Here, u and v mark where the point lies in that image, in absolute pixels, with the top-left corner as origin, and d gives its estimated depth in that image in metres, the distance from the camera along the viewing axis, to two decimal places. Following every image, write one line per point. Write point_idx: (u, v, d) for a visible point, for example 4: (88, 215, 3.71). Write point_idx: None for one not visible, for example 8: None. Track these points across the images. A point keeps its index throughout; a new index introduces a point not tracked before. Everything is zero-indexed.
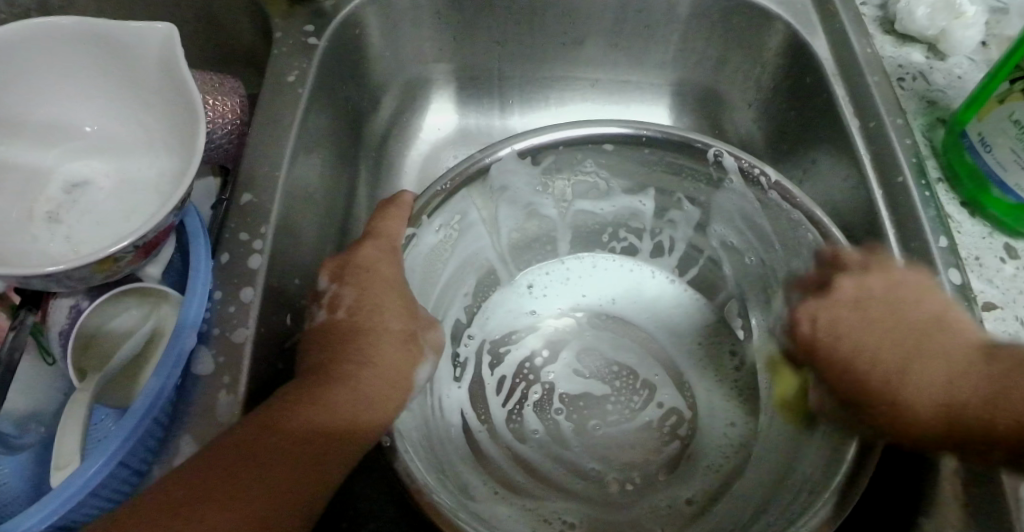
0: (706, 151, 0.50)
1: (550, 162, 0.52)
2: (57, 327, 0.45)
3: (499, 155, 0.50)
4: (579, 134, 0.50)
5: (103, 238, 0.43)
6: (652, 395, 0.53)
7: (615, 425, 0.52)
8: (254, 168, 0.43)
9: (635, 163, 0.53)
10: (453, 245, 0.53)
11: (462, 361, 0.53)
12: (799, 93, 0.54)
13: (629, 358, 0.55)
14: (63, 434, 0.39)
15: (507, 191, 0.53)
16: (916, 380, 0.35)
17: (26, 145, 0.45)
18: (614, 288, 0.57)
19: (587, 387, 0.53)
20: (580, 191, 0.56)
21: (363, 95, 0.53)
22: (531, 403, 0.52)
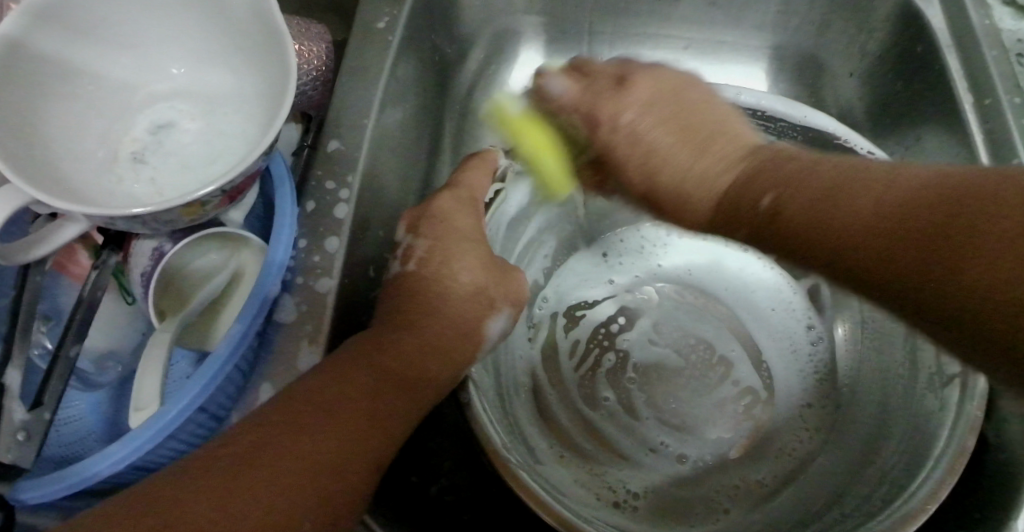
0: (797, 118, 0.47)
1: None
2: (138, 269, 0.43)
3: None
4: None
5: (186, 181, 0.42)
6: (729, 371, 0.51)
7: (690, 400, 0.50)
8: (342, 116, 0.42)
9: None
10: (535, 207, 0.51)
11: (536, 322, 0.52)
12: (909, 63, 0.50)
13: (707, 332, 0.53)
14: (144, 373, 0.39)
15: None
16: (852, 198, 0.31)
17: (115, 84, 0.45)
18: (691, 258, 0.55)
19: (662, 358, 0.51)
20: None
21: (449, 47, 0.51)
22: (605, 369, 0.51)
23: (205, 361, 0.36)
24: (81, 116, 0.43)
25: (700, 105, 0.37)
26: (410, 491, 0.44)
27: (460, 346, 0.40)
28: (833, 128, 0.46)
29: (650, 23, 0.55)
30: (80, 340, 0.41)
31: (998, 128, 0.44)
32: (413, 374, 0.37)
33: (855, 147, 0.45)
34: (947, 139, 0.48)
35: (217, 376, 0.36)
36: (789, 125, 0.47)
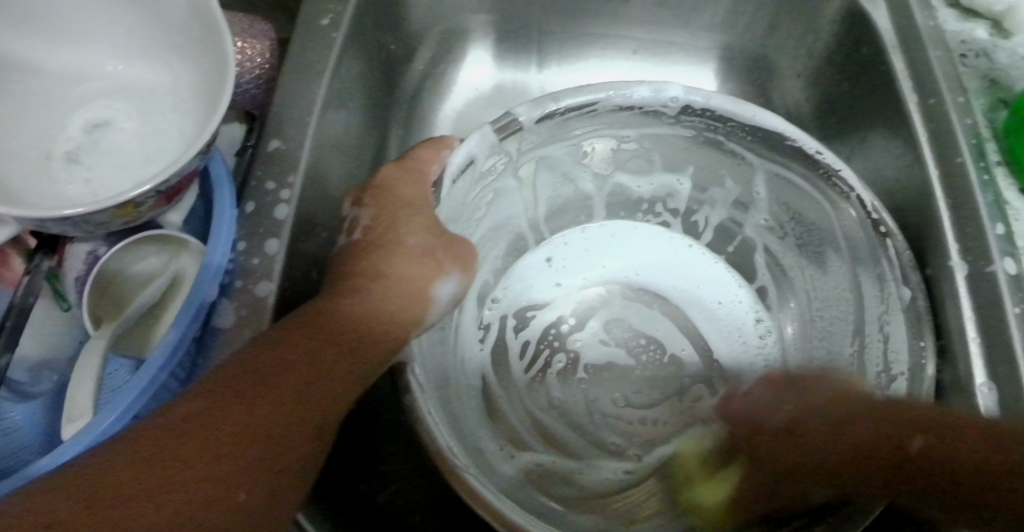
0: (747, 117, 0.46)
1: (594, 124, 0.49)
2: (75, 274, 0.44)
3: (542, 112, 0.47)
4: (620, 96, 0.47)
5: (122, 181, 0.41)
6: (679, 371, 0.52)
7: (640, 399, 0.51)
8: (283, 115, 0.41)
9: (683, 136, 0.50)
10: (484, 203, 0.50)
11: (485, 325, 0.51)
12: (854, 63, 0.51)
13: (657, 330, 0.53)
14: (77, 383, 0.38)
15: (546, 149, 0.50)
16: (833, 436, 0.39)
17: (45, 80, 0.43)
18: (640, 258, 0.54)
19: (612, 357, 0.52)
20: (622, 158, 0.53)
21: (398, 45, 0.51)
22: (554, 372, 0.51)
23: (138, 371, 0.35)
24: (8, 114, 0.41)
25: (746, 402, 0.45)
26: (359, 499, 0.43)
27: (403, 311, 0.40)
28: (785, 130, 0.46)
29: (601, 21, 0.55)
30: (10, 349, 0.39)
31: (940, 128, 0.45)
32: (341, 373, 0.35)
33: (804, 147, 0.46)
34: (891, 137, 0.49)
35: (150, 385, 0.35)
36: (739, 125, 0.47)
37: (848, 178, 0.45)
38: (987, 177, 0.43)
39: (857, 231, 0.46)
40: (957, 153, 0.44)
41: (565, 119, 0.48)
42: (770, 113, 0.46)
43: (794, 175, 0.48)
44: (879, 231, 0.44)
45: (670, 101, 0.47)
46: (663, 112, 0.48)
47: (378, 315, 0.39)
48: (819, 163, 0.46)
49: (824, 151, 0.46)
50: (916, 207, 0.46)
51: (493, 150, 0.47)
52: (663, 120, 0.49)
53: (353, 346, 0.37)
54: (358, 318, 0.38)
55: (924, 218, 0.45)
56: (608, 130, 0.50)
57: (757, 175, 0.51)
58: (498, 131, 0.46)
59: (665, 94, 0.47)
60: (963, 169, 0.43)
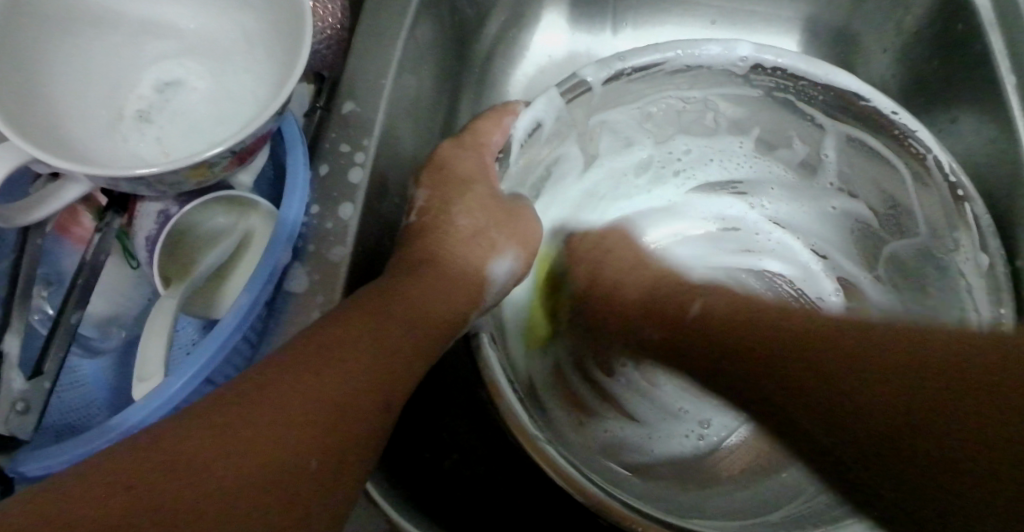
0: (819, 78, 0.44)
1: (662, 86, 0.47)
2: (143, 233, 0.42)
3: (607, 73, 0.45)
4: (688, 54, 0.45)
5: (194, 141, 0.41)
6: None
7: None
8: (357, 78, 0.40)
9: (751, 97, 0.48)
10: (550, 172, 0.50)
11: None
12: (947, 38, 0.48)
13: None
14: (149, 342, 0.38)
15: (607, 116, 0.48)
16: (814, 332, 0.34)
17: (119, 38, 0.43)
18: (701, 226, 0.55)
19: None
20: (686, 122, 0.51)
21: (471, 8, 0.49)
22: None
23: (212, 329, 0.35)
24: (83, 71, 0.41)
25: (726, 313, 0.37)
26: (424, 467, 0.43)
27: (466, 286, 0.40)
28: (859, 91, 0.44)
29: None
30: (81, 307, 0.40)
31: None
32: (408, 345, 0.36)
33: (879, 108, 0.44)
34: (985, 118, 0.46)
35: (224, 346, 0.35)
36: (811, 84, 0.45)
37: (925, 138, 0.43)
38: None
39: (937, 211, 0.44)
40: None
41: (632, 81, 0.46)
42: (841, 72, 0.44)
43: (870, 140, 0.46)
44: (956, 195, 0.42)
45: (740, 61, 0.45)
46: (732, 72, 0.46)
47: (443, 290, 0.39)
48: (895, 124, 0.44)
49: (900, 112, 0.44)
50: (1010, 192, 0.44)
51: (558, 114, 0.45)
52: (732, 80, 0.47)
53: (417, 323, 0.36)
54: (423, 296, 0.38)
55: (1017, 205, 0.43)
56: (678, 95, 0.49)
57: (827, 137, 0.48)
58: (564, 93, 0.44)
59: (734, 52, 0.45)
60: None
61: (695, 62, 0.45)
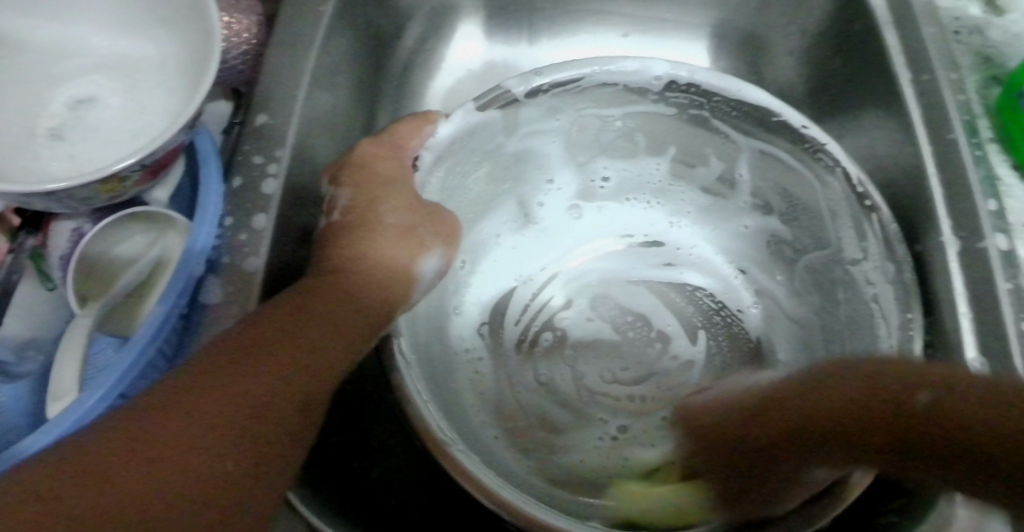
0: (732, 93, 0.46)
1: (585, 102, 0.49)
2: (58, 252, 0.42)
3: (529, 87, 0.46)
4: (605, 70, 0.47)
5: (107, 157, 0.41)
6: (667, 347, 0.52)
7: (627, 376, 0.51)
8: (270, 90, 0.40)
9: (666, 115, 0.50)
10: (470, 185, 0.50)
11: (471, 303, 0.51)
12: (846, 39, 0.51)
13: (643, 307, 0.54)
14: (62, 360, 0.37)
15: (529, 133, 0.50)
16: (827, 394, 0.32)
17: (30, 54, 0.42)
18: (627, 231, 0.56)
19: (600, 333, 0.53)
20: (607, 141, 0.53)
21: (387, 22, 0.50)
22: (542, 349, 0.52)
23: (126, 345, 0.34)
24: None
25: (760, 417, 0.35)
26: (353, 476, 0.44)
27: (373, 293, 0.38)
28: (769, 104, 0.46)
29: None
30: None
31: (933, 103, 0.45)
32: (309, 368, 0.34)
33: (789, 120, 0.46)
34: (882, 114, 0.49)
35: (137, 361, 0.34)
36: (723, 99, 0.47)
37: (834, 151, 0.44)
38: (980, 154, 0.43)
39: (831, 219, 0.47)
40: (949, 129, 0.44)
41: (554, 96, 0.48)
42: (750, 94, 0.46)
43: (782, 160, 0.48)
44: (864, 205, 0.44)
45: (655, 78, 0.47)
46: (648, 89, 0.48)
47: (353, 294, 0.38)
48: (805, 138, 0.45)
49: (810, 127, 0.45)
50: (908, 183, 0.46)
51: (480, 127, 0.47)
52: (647, 98, 0.49)
53: (343, 320, 0.36)
54: (335, 296, 0.37)
55: (915, 195, 0.45)
56: (600, 114, 0.50)
57: (742, 155, 0.50)
58: (481, 108, 0.46)
59: (650, 72, 0.47)
60: (956, 146, 0.43)
61: (616, 82, 0.47)
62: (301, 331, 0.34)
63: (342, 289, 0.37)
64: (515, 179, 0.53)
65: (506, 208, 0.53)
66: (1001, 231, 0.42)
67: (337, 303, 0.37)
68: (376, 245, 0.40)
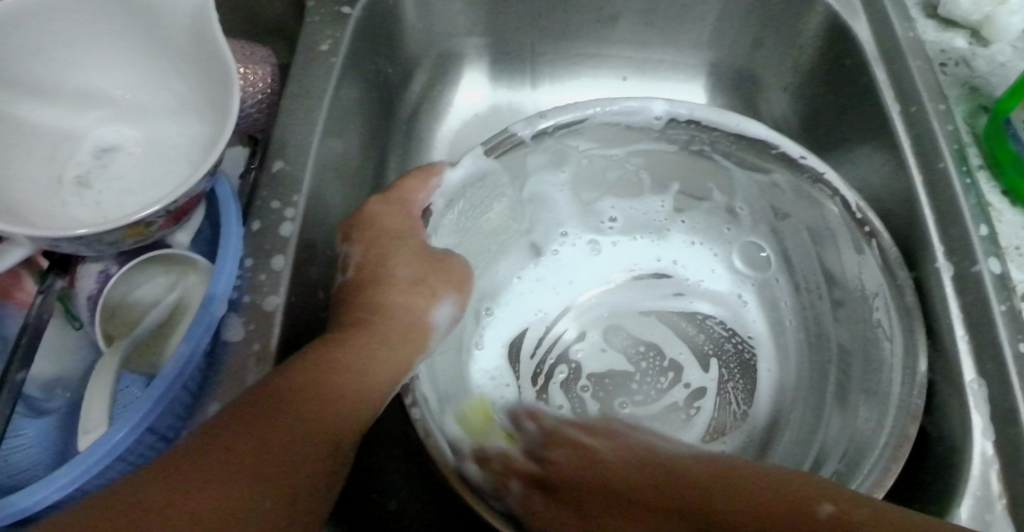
0: (730, 127, 0.48)
1: (588, 143, 0.51)
2: (85, 293, 0.44)
3: (535, 129, 0.49)
4: (607, 110, 0.49)
5: (132, 203, 0.43)
6: (678, 377, 0.54)
7: (642, 405, 0.52)
8: (286, 138, 0.43)
9: (668, 151, 0.52)
10: (483, 224, 0.53)
11: (486, 339, 0.53)
12: (836, 75, 0.53)
13: (653, 335, 0.55)
14: (92, 397, 0.39)
15: (537, 177, 0.53)
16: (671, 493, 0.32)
17: (58, 109, 0.45)
18: (637, 261, 0.58)
19: (612, 364, 0.54)
20: (612, 180, 0.55)
21: (395, 70, 0.53)
22: (557, 382, 0.53)
23: (151, 383, 0.36)
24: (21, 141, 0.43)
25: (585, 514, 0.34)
26: (366, 511, 0.45)
27: (389, 343, 0.40)
28: (767, 137, 0.47)
29: (590, 40, 0.57)
30: (27, 366, 0.41)
31: (922, 133, 0.46)
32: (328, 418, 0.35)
33: (787, 151, 0.47)
34: (873, 146, 0.50)
35: (163, 396, 0.36)
36: (723, 134, 0.49)
37: (832, 180, 0.46)
38: (969, 181, 0.44)
39: (829, 245, 0.49)
40: (939, 159, 0.45)
41: (556, 138, 0.50)
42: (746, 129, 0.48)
43: (788, 197, 0.50)
44: (865, 231, 0.45)
45: (656, 117, 0.49)
46: (649, 127, 0.50)
47: (371, 347, 0.39)
48: (803, 167, 0.47)
49: (808, 156, 0.47)
50: (901, 211, 0.48)
51: (490, 170, 0.49)
52: (650, 135, 0.51)
53: (371, 361, 0.39)
54: (356, 336, 0.39)
55: (909, 222, 0.47)
56: (604, 152, 0.53)
57: (742, 185, 0.52)
58: (489, 151, 0.48)
59: (651, 110, 0.49)
60: (946, 174, 0.45)
61: (619, 120, 0.49)
62: (322, 382, 0.36)
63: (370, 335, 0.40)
64: (526, 219, 0.55)
65: (518, 249, 0.56)
66: (994, 255, 0.42)
67: (355, 355, 0.38)
68: (389, 287, 0.43)
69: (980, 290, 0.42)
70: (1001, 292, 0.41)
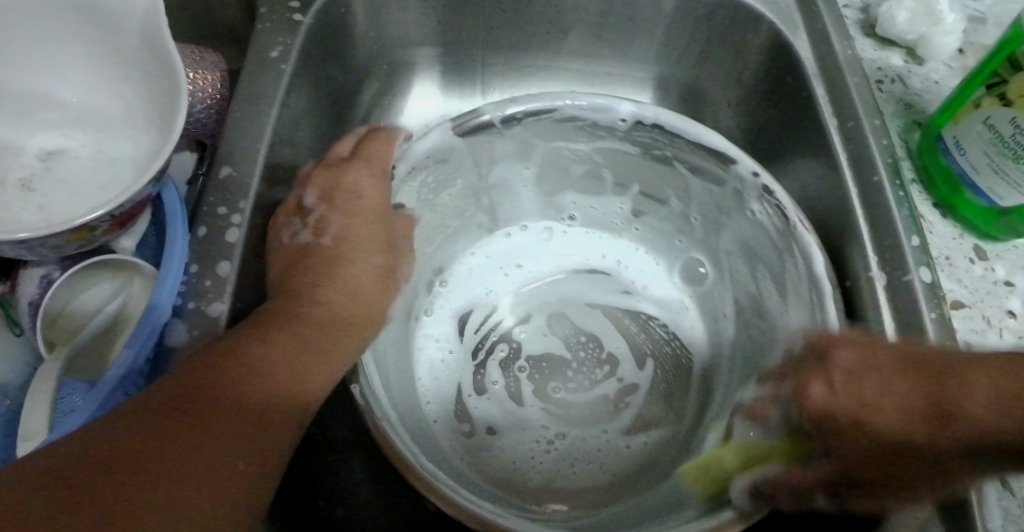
0: (689, 133, 0.49)
1: (554, 133, 0.52)
2: (28, 298, 0.43)
3: (506, 111, 0.50)
4: (575, 104, 0.50)
5: (75, 208, 0.43)
6: (613, 370, 0.55)
7: (573, 392, 0.53)
8: (234, 144, 0.43)
9: (630, 152, 0.53)
10: (440, 203, 0.54)
11: (434, 310, 0.54)
12: (778, 90, 0.55)
13: (595, 327, 0.56)
14: (30, 403, 0.38)
15: (501, 163, 0.54)
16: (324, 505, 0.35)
17: (2, 110, 0.44)
18: (590, 255, 0.59)
19: (549, 348, 0.55)
20: (575, 174, 0.57)
21: (348, 78, 0.53)
22: (496, 360, 0.54)
23: (94, 387, 0.36)
24: None
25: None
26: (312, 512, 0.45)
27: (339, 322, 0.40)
28: (724, 149, 0.48)
29: (543, 53, 0.59)
30: None
31: (857, 147, 0.48)
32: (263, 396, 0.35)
33: (742, 168, 0.48)
34: (811, 160, 0.52)
35: (104, 405, 0.36)
36: (685, 142, 0.49)
37: (780, 196, 0.46)
38: (903, 195, 0.46)
39: (760, 245, 0.50)
40: (874, 173, 0.47)
41: (526, 125, 0.51)
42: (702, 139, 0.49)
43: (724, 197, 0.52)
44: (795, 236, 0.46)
45: (622, 118, 0.50)
46: (614, 127, 0.51)
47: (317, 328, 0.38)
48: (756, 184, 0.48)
49: (761, 173, 0.47)
50: (838, 223, 0.50)
51: (454, 148, 0.50)
52: (614, 135, 0.52)
53: (320, 342, 0.38)
54: (306, 318, 0.39)
55: (845, 233, 0.49)
56: (571, 147, 0.54)
57: (693, 189, 0.53)
58: (455, 129, 0.49)
59: (617, 110, 0.50)
60: (880, 187, 0.47)
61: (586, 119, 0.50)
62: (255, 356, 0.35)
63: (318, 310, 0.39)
64: (487, 200, 0.57)
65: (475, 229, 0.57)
66: (926, 265, 0.44)
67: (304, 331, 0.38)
68: (348, 281, 0.42)
69: (910, 295, 0.44)
70: (931, 301, 0.43)
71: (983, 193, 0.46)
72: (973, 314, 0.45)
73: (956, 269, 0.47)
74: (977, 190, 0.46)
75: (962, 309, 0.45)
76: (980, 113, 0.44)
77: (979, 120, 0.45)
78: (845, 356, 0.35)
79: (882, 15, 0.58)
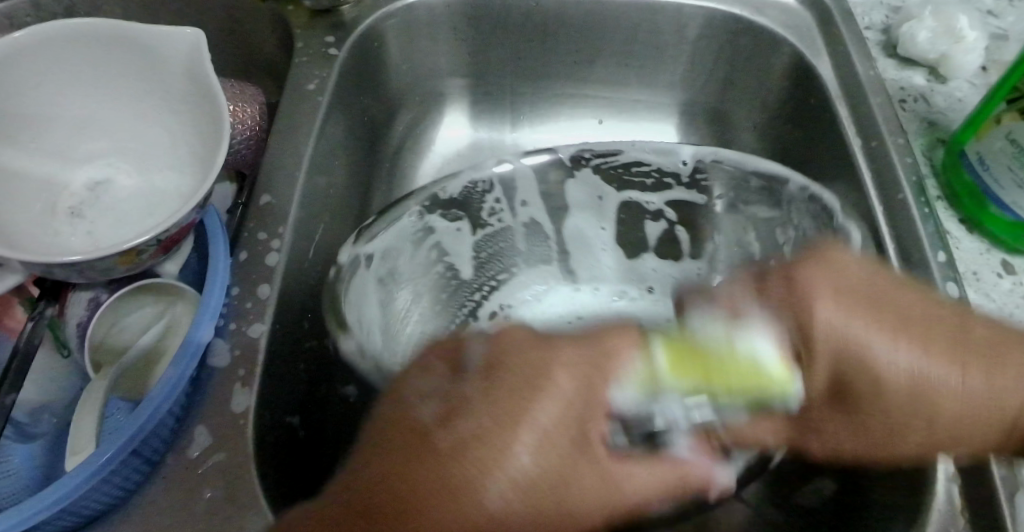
0: (756, 169, 0.51)
1: (626, 185, 0.55)
2: (75, 320, 0.46)
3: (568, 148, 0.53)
4: (641, 148, 0.53)
5: (121, 234, 0.45)
6: None
7: None
8: (272, 172, 0.44)
9: (698, 202, 0.55)
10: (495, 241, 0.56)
11: None
12: (801, 113, 0.55)
13: None
14: (77, 420, 0.40)
15: (576, 213, 0.57)
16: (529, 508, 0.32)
17: (55, 140, 0.46)
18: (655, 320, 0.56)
19: None
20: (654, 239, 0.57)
21: (380, 107, 0.55)
22: None
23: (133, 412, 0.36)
24: (19, 172, 0.45)
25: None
26: None
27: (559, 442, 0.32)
28: (776, 169, 0.51)
29: (569, 80, 0.60)
30: (16, 388, 0.43)
31: (882, 167, 0.49)
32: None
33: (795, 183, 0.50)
34: (836, 181, 0.53)
35: (150, 420, 0.36)
36: (748, 173, 0.52)
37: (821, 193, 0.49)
38: (927, 212, 0.47)
39: None
40: (899, 192, 0.48)
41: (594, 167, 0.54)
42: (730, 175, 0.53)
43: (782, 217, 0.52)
44: None
45: (683, 161, 0.53)
46: (679, 172, 0.53)
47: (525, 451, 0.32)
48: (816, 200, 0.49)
49: (812, 185, 0.50)
50: None
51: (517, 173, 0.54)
52: (681, 183, 0.54)
53: (566, 480, 0.32)
54: (541, 467, 0.31)
55: None
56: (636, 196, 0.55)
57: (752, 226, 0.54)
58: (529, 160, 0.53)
59: (679, 153, 0.53)
60: (905, 205, 0.47)
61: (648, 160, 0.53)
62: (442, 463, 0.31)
63: (576, 420, 0.33)
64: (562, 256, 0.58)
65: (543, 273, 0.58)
66: (953, 280, 0.44)
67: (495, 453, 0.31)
68: (551, 393, 0.33)
69: None
70: None
71: (1010, 208, 0.46)
72: (1004, 328, 0.45)
73: (984, 283, 0.47)
74: (1003, 205, 0.46)
75: (993, 323, 0.45)
76: (1003, 128, 0.45)
77: (1001, 134, 0.45)
78: (853, 360, 0.36)
79: (903, 36, 0.59)
